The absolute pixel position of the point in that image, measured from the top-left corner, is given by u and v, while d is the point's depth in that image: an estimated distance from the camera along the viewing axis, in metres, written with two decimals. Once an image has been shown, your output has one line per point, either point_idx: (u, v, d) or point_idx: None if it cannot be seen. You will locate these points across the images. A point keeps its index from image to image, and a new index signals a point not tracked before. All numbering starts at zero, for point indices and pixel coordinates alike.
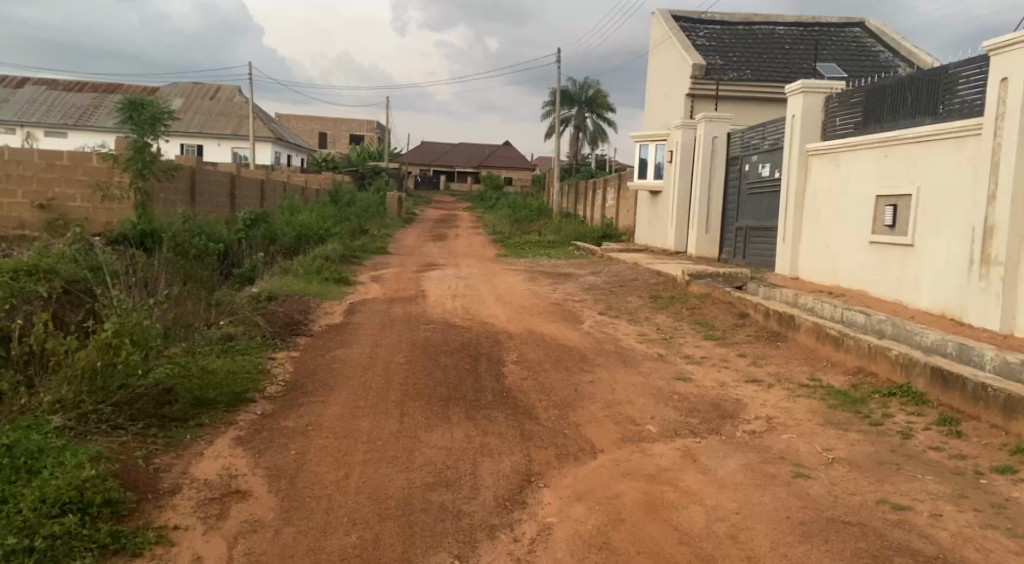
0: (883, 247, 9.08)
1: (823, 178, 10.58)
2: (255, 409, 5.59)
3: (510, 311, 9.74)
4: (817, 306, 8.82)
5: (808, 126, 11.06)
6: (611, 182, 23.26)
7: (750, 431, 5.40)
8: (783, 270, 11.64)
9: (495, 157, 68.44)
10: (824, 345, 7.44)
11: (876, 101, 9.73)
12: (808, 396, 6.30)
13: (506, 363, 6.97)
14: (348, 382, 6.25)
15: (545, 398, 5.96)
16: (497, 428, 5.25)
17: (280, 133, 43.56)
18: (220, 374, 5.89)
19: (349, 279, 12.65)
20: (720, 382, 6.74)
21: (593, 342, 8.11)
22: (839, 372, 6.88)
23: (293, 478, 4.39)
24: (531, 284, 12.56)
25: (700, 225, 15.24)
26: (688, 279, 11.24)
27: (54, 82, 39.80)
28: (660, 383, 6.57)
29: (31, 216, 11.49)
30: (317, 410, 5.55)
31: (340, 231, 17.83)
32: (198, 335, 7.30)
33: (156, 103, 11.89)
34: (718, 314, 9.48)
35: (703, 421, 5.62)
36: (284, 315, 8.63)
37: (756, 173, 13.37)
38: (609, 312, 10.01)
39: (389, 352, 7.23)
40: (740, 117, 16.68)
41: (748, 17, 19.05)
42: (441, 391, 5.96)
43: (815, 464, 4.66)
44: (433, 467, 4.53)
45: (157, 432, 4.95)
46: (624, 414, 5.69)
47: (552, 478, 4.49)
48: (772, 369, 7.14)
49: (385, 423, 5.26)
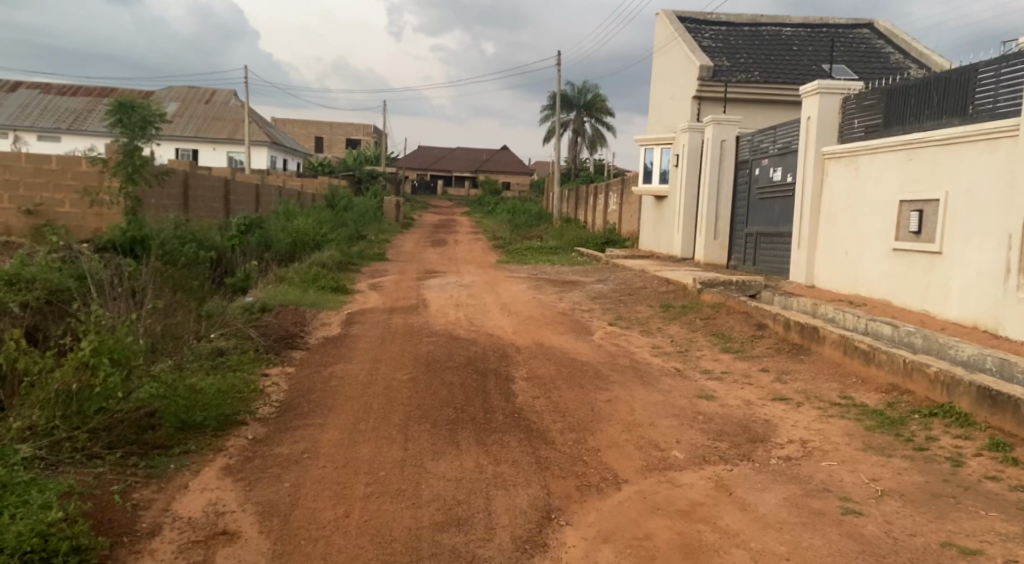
0: (908, 254, 8.65)
1: (840, 183, 10.16)
2: (245, 433, 5.15)
3: (517, 321, 9.29)
4: (839, 316, 8.37)
5: (824, 128, 10.64)
6: (613, 187, 22.83)
7: (785, 457, 4.97)
8: (798, 278, 11.22)
9: (493, 162, 68.10)
10: (852, 359, 7.01)
11: (897, 102, 9.31)
12: (842, 416, 5.86)
13: (515, 380, 6.51)
14: (347, 402, 5.80)
15: (560, 419, 5.52)
16: (511, 455, 4.80)
17: (276, 137, 43.11)
18: (208, 395, 5.46)
19: (347, 286, 12.22)
20: (746, 400, 6.29)
21: (605, 355, 7.66)
22: (873, 389, 6.45)
23: (288, 516, 3.94)
24: (535, 293, 12.11)
25: (708, 231, 14.83)
26: (699, 286, 10.76)
27: (48, 87, 39.36)
28: (681, 402, 6.12)
29: (17, 222, 11.06)
30: (313, 435, 5.11)
31: (337, 237, 17.39)
32: (186, 350, 6.88)
33: (146, 104, 11.42)
34: (734, 324, 9.04)
35: (733, 446, 5.18)
36: (279, 328, 8.18)
37: (767, 177, 12.92)
38: (619, 323, 9.56)
39: (390, 368, 6.78)
40: (748, 120, 16.28)
41: (755, 19, 18.66)
42: (447, 413, 5.51)
43: (865, 498, 4.22)
44: (442, 502, 4.09)
45: (138, 461, 4.48)
46: (647, 438, 5.24)
47: (575, 514, 4.05)
48: (799, 386, 6.70)
49: (388, 450, 4.81)
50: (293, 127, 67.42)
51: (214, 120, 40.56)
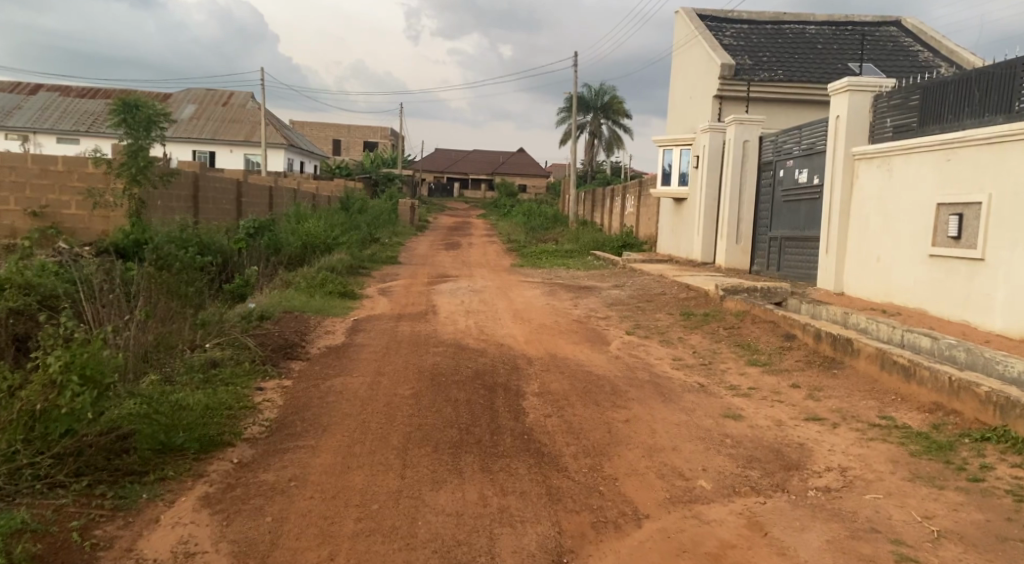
0: (946, 260, 8.10)
1: (872, 184, 9.60)
2: (230, 457, 4.72)
3: (529, 330, 8.83)
4: (873, 327, 7.84)
5: (854, 128, 10.09)
6: (630, 189, 22.30)
7: (824, 488, 4.48)
8: (826, 285, 10.66)
9: (509, 165, 67.68)
10: (891, 375, 6.48)
11: (934, 98, 8.75)
12: (883, 440, 5.34)
13: (526, 396, 6.05)
14: (343, 421, 5.35)
15: (574, 442, 5.06)
16: (518, 485, 4.33)
17: (293, 140, 42.95)
18: (193, 414, 5.05)
19: (356, 292, 11.80)
20: (777, 420, 5.79)
21: (624, 368, 7.17)
22: (915, 410, 5.91)
23: (265, 559, 3.50)
24: (550, 299, 11.63)
25: (730, 235, 14.31)
26: (722, 293, 10.23)
27: (68, 89, 39.47)
28: (707, 422, 5.62)
29: (23, 224, 10.80)
30: (304, 459, 4.66)
31: (348, 240, 17.01)
32: (177, 363, 6.48)
33: (150, 104, 11.16)
34: (760, 334, 8.53)
35: (765, 474, 4.69)
36: (279, 337, 7.74)
37: (792, 178, 12.37)
38: (637, 331, 9.07)
39: (393, 382, 6.32)
40: (771, 120, 15.72)
41: (777, 17, 18.07)
42: (451, 435, 5.04)
43: (919, 542, 3.73)
44: (439, 544, 3.64)
45: (106, 490, 4.07)
46: (670, 465, 4.77)
47: (589, 559, 3.61)
48: (833, 405, 6.18)
49: (383, 478, 4.36)
50: (310, 130, 67.36)
51: (231, 122, 40.45)
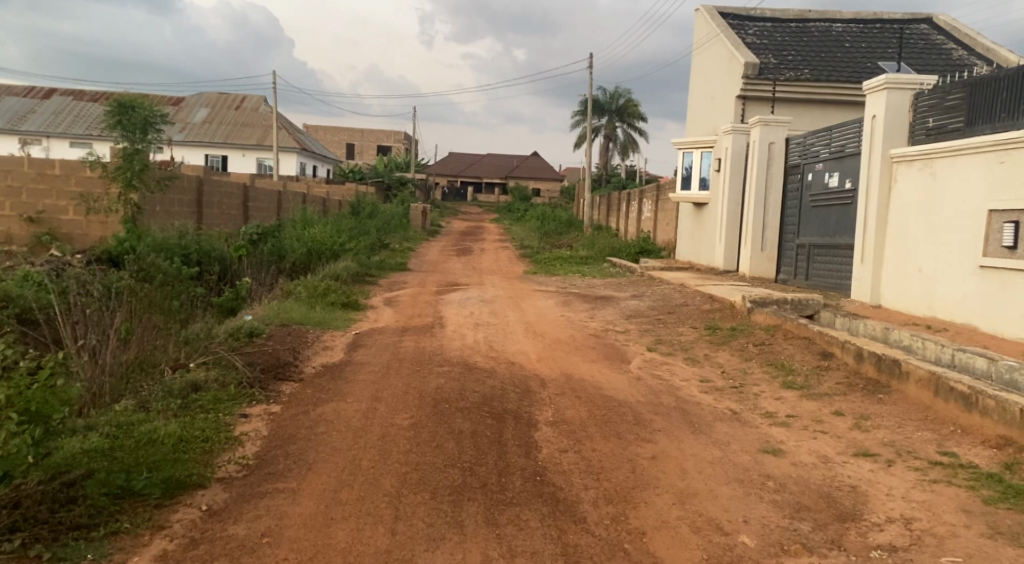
0: (1000, 272, 7.39)
1: (912, 189, 8.89)
2: (198, 503, 4.09)
3: (542, 346, 8.17)
4: (919, 344, 7.12)
5: (892, 128, 9.39)
6: (647, 194, 21.60)
7: (889, 547, 3.80)
8: (862, 296, 9.93)
9: (523, 169, 67.08)
10: (948, 403, 5.76)
11: (982, 96, 8.04)
12: (949, 483, 4.64)
13: (538, 427, 5.39)
14: (330, 458, 4.72)
15: (593, 485, 4.40)
16: (529, 544, 3.68)
17: (305, 144, 42.51)
18: (161, 453, 4.44)
19: (360, 301, 11.19)
20: (822, 456, 5.10)
21: (646, 391, 6.51)
22: (979, 446, 5.20)
23: None
24: (565, 310, 10.98)
25: (754, 241, 13.59)
26: (750, 305, 9.49)
27: (81, 93, 39.13)
28: (744, 460, 4.94)
29: (20, 229, 10.28)
30: (283, 507, 4.04)
31: (356, 246, 16.43)
32: (155, 385, 5.86)
33: (148, 105, 10.63)
34: (793, 352, 7.83)
35: (817, 528, 4.01)
36: (270, 355, 7.09)
37: (822, 182, 11.63)
38: (659, 348, 8.40)
39: (391, 410, 5.68)
40: (797, 121, 14.99)
41: (802, 14, 17.38)
42: (452, 477, 4.40)
43: None
44: None
45: (43, 550, 3.45)
46: (705, 516, 4.10)
47: None
48: (885, 437, 5.48)
49: (370, 535, 3.72)
50: None
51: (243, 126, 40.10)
